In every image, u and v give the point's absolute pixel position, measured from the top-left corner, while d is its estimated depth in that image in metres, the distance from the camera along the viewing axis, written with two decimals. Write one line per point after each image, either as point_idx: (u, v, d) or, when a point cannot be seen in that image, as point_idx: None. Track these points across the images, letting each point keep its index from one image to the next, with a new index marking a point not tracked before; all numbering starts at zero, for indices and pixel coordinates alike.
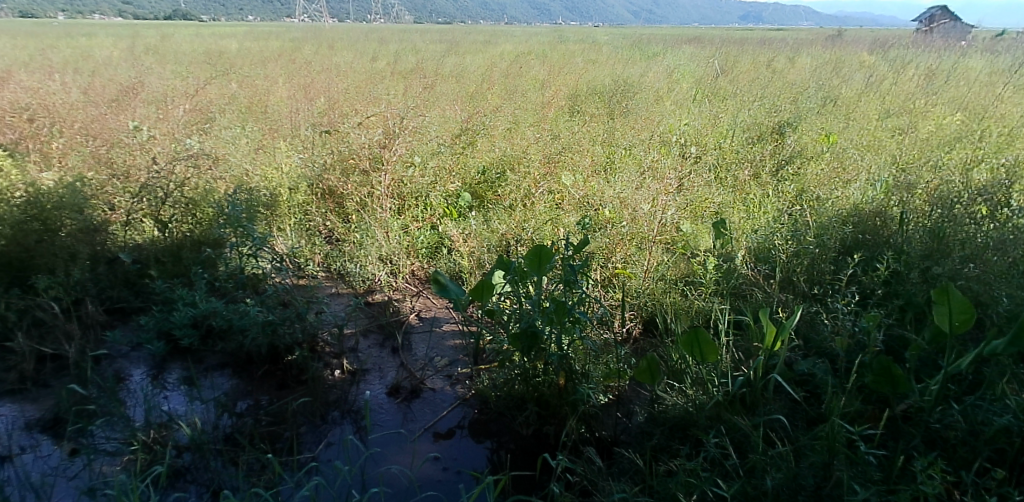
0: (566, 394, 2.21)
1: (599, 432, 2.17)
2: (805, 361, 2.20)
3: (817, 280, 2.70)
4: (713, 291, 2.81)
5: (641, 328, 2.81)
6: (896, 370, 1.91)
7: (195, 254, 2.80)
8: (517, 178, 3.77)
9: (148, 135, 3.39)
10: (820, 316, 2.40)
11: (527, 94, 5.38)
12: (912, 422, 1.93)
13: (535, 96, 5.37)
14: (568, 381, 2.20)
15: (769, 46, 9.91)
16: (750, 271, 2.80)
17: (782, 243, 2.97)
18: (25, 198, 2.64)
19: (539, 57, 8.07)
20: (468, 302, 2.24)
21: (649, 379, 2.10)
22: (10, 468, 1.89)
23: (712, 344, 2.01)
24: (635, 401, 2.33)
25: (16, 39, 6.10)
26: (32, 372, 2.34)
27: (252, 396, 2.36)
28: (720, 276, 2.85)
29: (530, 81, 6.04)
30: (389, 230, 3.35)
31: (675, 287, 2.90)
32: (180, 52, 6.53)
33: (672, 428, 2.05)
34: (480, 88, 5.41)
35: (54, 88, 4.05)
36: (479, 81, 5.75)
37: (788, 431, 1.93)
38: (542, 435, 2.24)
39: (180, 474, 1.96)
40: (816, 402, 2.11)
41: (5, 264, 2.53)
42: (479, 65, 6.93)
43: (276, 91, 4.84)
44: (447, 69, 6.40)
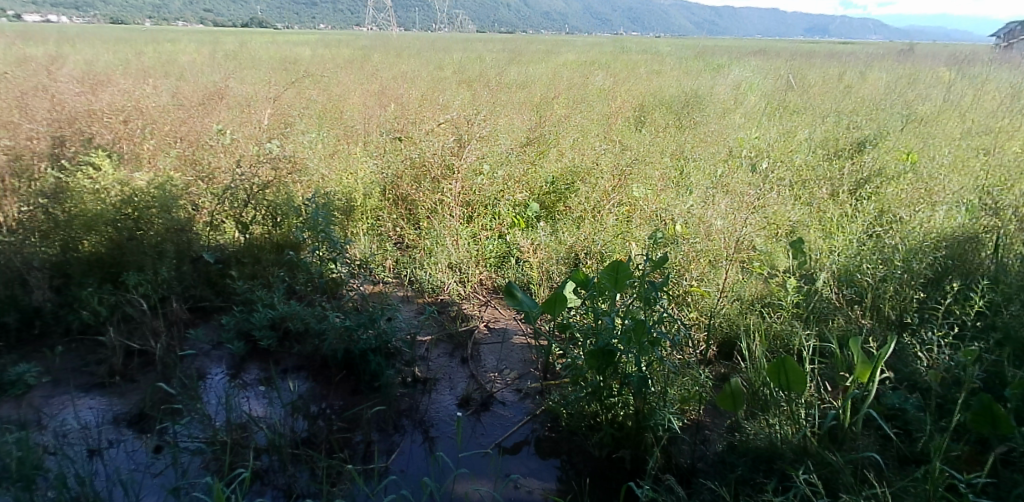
0: (641, 414, 2.17)
1: (677, 459, 2.12)
2: (896, 395, 2.09)
3: (904, 308, 2.63)
4: (794, 315, 2.74)
5: (719, 350, 2.81)
6: (1000, 410, 1.75)
7: (276, 257, 2.88)
8: (587, 189, 3.72)
9: (231, 138, 3.49)
10: (911, 348, 2.31)
11: (594, 105, 5.34)
12: (1003, 465, 1.82)
13: (601, 106, 5.33)
14: (645, 404, 2.17)
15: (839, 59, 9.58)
16: (834, 296, 2.73)
17: (866, 266, 2.83)
18: (120, 196, 2.74)
19: (603, 67, 8.04)
20: (541, 316, 2.35)
21: (730, 405, 2.09)
22: (101, 462, 2.03)
23: (800, 374, 1.97)
24: (709, 427, 2.34)
25: (112, 45, 6.44)
26: (121, 366, 2.46)
27: (326, 400, 2.47)
28: (799, 299, 2.75)
29: (597, 90, 6.01)
30: (458, 237, 3.35)
31: (752, 309, 2.85)
32: (260, 58, 6.78)
33: (755, 459, 1.96)
34: (547, 98, 5.40)
35: (146, 89, 4.24)
36: (546, 91, 5.75)
37: (882, 470, 1.84)
38: (615, 460, 2.24)
39: (259, 476, 2.08)
40: (909, 440, 1.99)
41: (99, 261, 2.64)
42: (545, 74, 6.94)
43: (351, 97, 4.94)
44: (514, 78, 6.42)
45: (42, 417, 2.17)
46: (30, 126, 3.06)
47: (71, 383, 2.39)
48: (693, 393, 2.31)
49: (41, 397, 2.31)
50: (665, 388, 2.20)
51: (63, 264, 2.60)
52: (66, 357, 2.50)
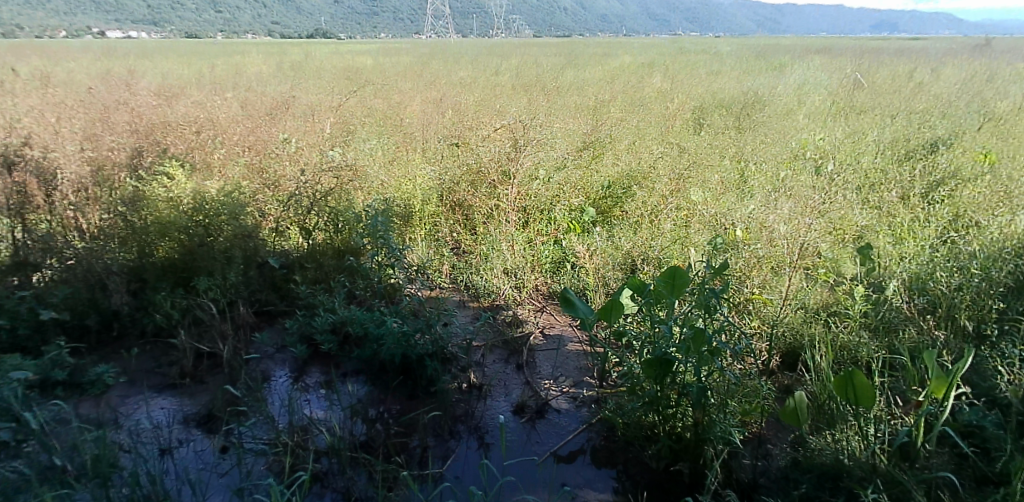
0: (701, 426, 2.11)
1: (738, 474, 2.05)
2: (973, 411, 1.96)
3: (983, 318, 2.48)
4: (863, 325, 2.60)
5: (781, 362, 2.67)
6: None
7: (338, 263, 2.97)
8: (644, 194, 3.66)
9: (296, 147, 3.60)
10: (990, 363, 2.17)
11: (650, 108, 5.25)
12: None
13: (658, 109, 5.25)
14: (705, 416, 2.10)
15: (909, 55, 9.13)
16: (905, 306, 2.57)
17: (939, 275, 2.68)
18: (192, 203, 2.82)
19: (660, 68, 7.92)
20: (597, 323, 2.32)
21: (794, 420, 2.01)
22: (172, 461, 2.13)
23: (868, 388, 1.87)
24: (771, 441, 2.25)
25: (189, 59, 6.79)
26: (191, 368, 2.56)
27: (384, 405, 2.52)
28: (868, 308, 2.62)
29: (653, 92, 5.92)
30: (514, 242, 3.35)
31: (817, 318, 2.74)
32: (323, 68, 7.01)
33: (821, 477, 1.87)
34: (603, 101, 5.36)
35: (217, 99, 4.43)
36: (601, 94, 5.69)
37: (957, 491, 1.72)
38: (674, 473, 2.18)
39: (319, 479, 2.13)
40: (988, 459, 1.84)
41: (172, 266, 2.76)
42: (600, 77, 6.88)
43: (409, 104, 5.03)
44: (569, 82, 6.39)
45: (119, 415, 2.29)
46: (112, 138, 3.23)
47: (145, 383, 2.50)
48: (755, 405, 2.21)
49: (118, 396, 2.43)
50: (725, 399, 2.14)
51: (140, 269, 2.72)
52: (141, 358, 2.62)
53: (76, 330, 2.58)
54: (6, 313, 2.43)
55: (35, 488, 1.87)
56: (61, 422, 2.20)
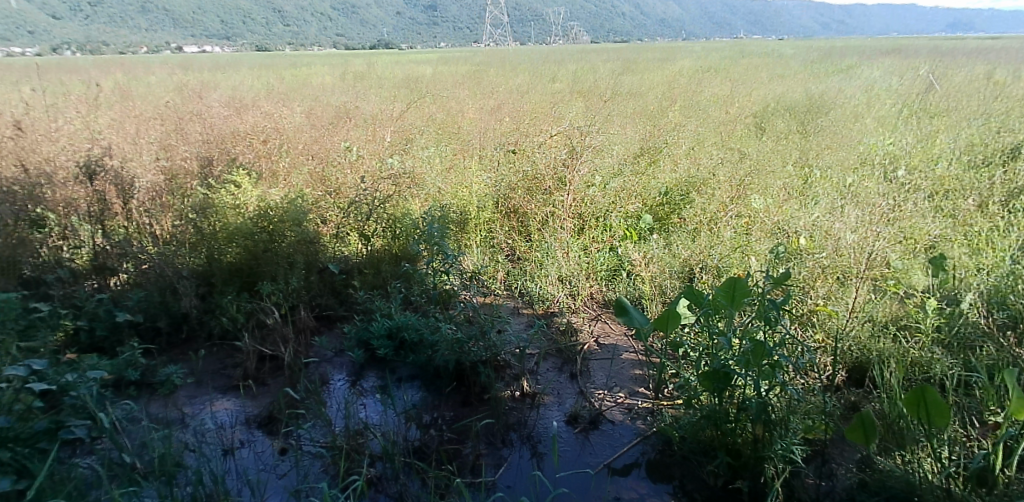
0: (762, 444, 2.05)
1: (801, 495, 1.96)
2: None
3: None
4: (935, 341, 2.48)
5: (848, 377, 2.53)
6: None
7: (394, 269, 3.02)
8: (703, 200, 3.58)
9: (357, 155, 3.69)
10: None
11: (710, 113, 5.16)
12: None
13: (717, 114, 5.14)
14: (766, 432, 2.04)
15: (992, 56, 8.62)
16: (983, 321, 2.43)
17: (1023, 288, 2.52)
18: (256, 211, 2.92)
19: (720, 73, 7.76)
20: (652, 333, 2.30)
21: (862, 438, 1.90)
22: (234, 462, 2.20)
23: (942, 406, 1.76)
24: (836, 460, 2.14)
25: (258, 71, 7.10)
26: (254, 370, 2.64)
27: (437, 411, 2.54)
28: (940, 322, 2.48)
29: (712, 97, 5.81)
30: (569, 249, 3.35)
31: (886, 332, 2.59)
32: (384, 78, 7.19)
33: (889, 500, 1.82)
34: (661, 107, 5.29)
35: (284, 108, 4.60)
36: (659, 99, 5.62)
37: None
38: (732, 491, 2.09)
39: (373, 483, 2.14)
40: None
41: (238, 270, 2.85)
42: (658, 82, 6.79)
43: (466, 111, 5.09)
44: (627, 87, 6.33)
45: (185, 415, 2.38)
46: (185, 148, 3.39)
47: (211, 384, 2.58)
48: (817, 422, 2.14)
49: (185, 396, 2.51)
50: (787, 415, 2.06)
51: (209, 272, 2.83)
52: (208, 359, 2.71)
53: (148, 331, 2.68)
54: (86, 314, 2.57)
55: (108, 485, 1.99)
56: (132, 420, 2.31)
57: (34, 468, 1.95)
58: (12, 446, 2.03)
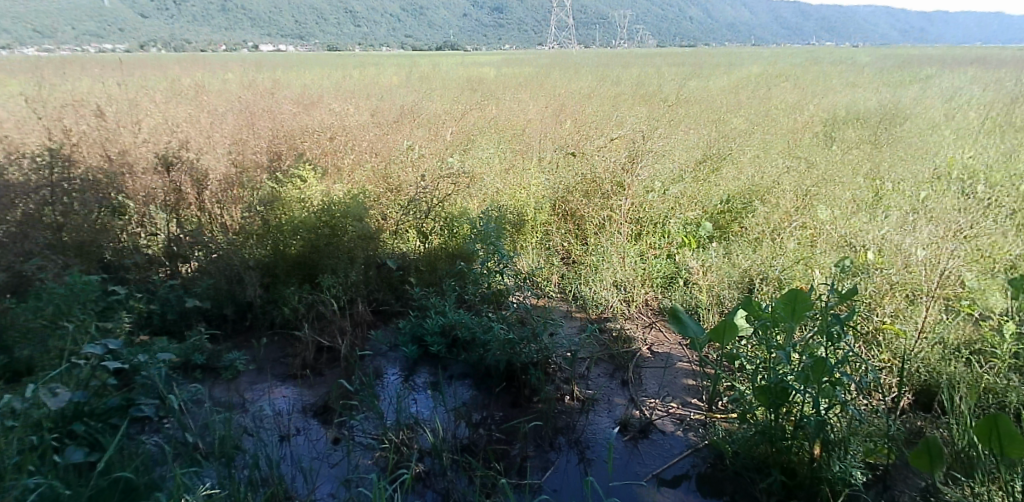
0: (818, 465, 2.02)
1: None
2: None
3: None
4: (1011, 367, 2.31)
5: (914, 401, 2.41)
6: None
7: (449, 267, 3.04)
8: (766, 210, 3.49)
9: (418, 154, 3.76)
10: None
11: (776, 120, 5.02)
12: None
13: (784, 122, 5.00)
14: (824, 452, 2.01)
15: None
16: None
17: None
18: (320, 206, 2.99)
19: (789, 79, 7.54)
20: (708, 343, 2.30)
21: (927, 466, 1.84)
22: (289, 448, 2.28)
23: (1018, 437, 1.68)
24: (899, 487, 2.03)
25: (327, 70, 7.33)
26: (312, 360, 2.72)
27: (487, 410, 2.55)
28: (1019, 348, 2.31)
29: (779, 104, 5.66)
30: (625, 255, 3.29)
31: (957, 356, 2.43)
32: (448, 78, 7.30)
33: None
34: (726, 113, 5.18)
35: (351, 106, 4.72)
36: (724, 105, 5.51)
37: None
38: None
39: (421, 478, 2.18)
40: None
41: (301, 262, 2.95)
42: (724, 87, 6.65)
43: (528, 113, 5.10)
44: (692, 92, 6.23)
45: (245, 400, 2.47)
46: (256, 143, 3.53)
47: (271, 372, 2.67)
48: (880, 446, 2.06)
49: (247, 381, 2.60)
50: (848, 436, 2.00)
51: (273, 264, 2.92)
52: (270, 348, 2.81)
53: (216, 317, 2.80)
54: (158, 299, 2.71)
55: (172, 462, 2.09)
56: (196, 402, 2.41)
57: (105, 443, 2.07)
58: (88, 420, 2.16)
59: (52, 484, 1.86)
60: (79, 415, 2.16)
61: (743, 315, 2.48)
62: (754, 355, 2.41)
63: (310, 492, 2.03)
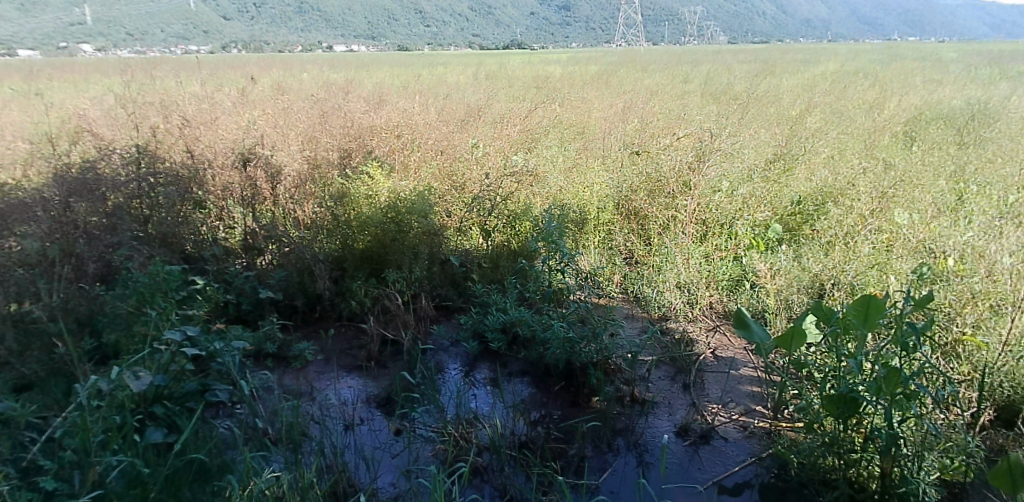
0: (890, 481, 1.93)
1: None
2: None
3: None
4: None
5: (997, 417, 2.28)
6: None
7: (511, 264, 3.11)
8: (839, 213, 3.38)
9: (483, 152, 3.80)
10: None
11: (853, 120, 4.82)
12: None
13: (862, 121, 4.80)
14: (895, 467, 1.93)
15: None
16: None
17: None
18: (387, 202, 3.06)
19: (868, 77, 7.22)
20: (774, 348, 2.24)
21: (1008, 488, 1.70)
22: (353, 437, 2.35)
23: None
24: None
25: (395, 69, 7.50)
26: (377, 352, 2.79)
27: (545, 408, 2.55)
28: None
29: (857, 103, 5.44)
30: (689, 256, 3.24)
31: None
32: (514, 77, 7.34)
33: None
34: (799, 111, 5.01)
35: (419, 102, 4.81)
36: (797, 104, 5.33)
37: None
38: None
39: (478, 472, 2.21)
40: None
41: (369, 257, 3.05)
42: (797, 85, 6.43)
43: (595, 112, 5.06)
44: (763, 90, 6.05)
45: (313, 389, 2.56)
46: (328, 138, 3.63)
47: (337, 362, 2.75)
48: (957, 463, 1.98)
49: (315, 371, 2.69)
50: (922, 452, 1.93)
51: (342, 258, 3.06)
52: (337, 339, 2.90)
53: (286, 308, 2.91)
54: (234, 289, 2.82)
55: (243, 446, 2.19)
56: (267, 389, 2.51)
57: (182, 425, 2.18)
58: (167, 403, 2.28)
59: (133, 462, 1.97)
60: (160, 397, 2.28)
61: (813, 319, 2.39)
62: (823, 363, 2.32)
63: (371, 481, 2.09)
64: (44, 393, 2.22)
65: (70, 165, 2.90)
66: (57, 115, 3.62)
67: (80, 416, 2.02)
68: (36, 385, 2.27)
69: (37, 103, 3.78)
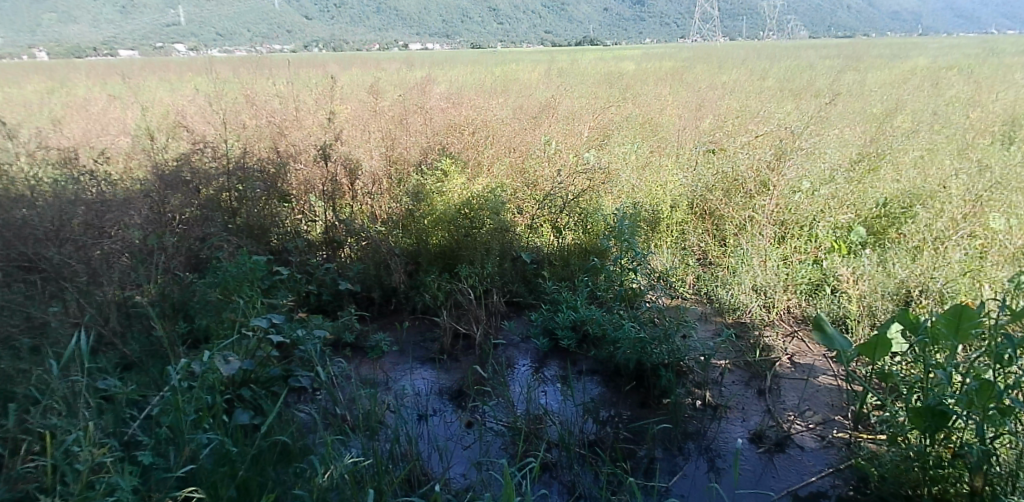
0: (982, 499, 1.83)
1: None
2: None
3: None
4: None
5: None
6: None
7: (582, 262, 3.14)
8: (929, 216, 3.22)
9: (555, 149, 3.84)
10: None
11: (946, 118, 4.57)
12: None
13: (957, 119, 4.53)
14: (987, 486, 1.83)
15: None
16: None
17: None
18: (461, 199, 3.16)
19: (963, 72, 6.80)
20: (856, 357, 2.17)
21: None
22: (426, 427, 2.40)
23: None
24: None
25: (466, 66, 7.61)
26: (449, 345, 2.85)
27: (615, 408, 2.54)
28: None
29: (950, 100, 5.15)
30: (767, 258, 3.16)
31: None
32: (585, 73, 7.31)
33: None
34: (886, 109, 4.79)
35: (492, 98, 4.87)
36: (883, 101, 5.10)
37: None
38: None
39: (548, 468, 2.22)
40: None
41: (442, 252, 3.15)
42: (883, 82, 6.14)
43: (669, 108, 4.97)
44: (846, 87, 5.81)
45: (388, 378, 2.63)
46: (405, 135, 3.73)
47: (411, 354, 2.82)
48: None
49: (390, 362, 2.76)
50: (1016, 471, 1.81)
51: (416, 252, 3.16)
52: (411, 331, 2.98)
53: (364, 300, 3.05)
54: (315, 280, 2.94)
55: (323, 430, 2.26)
56: (344, 377, 2.59)
57: (267, 408, 2.27)
58: (254, 386, 2.39)
59: (221, 440, 2.06)
60: (247, 381, 2.39)
61: (898, 329, 2.32)
62: (909, 374, 2.23)
63: (444, 471, 2.13)
64: (143, 372, 2.35)
65: (168, 160, 3.08)
66: (158, 113, 3.87)
67: (173, 395, 2.13)
68: (135, 364, 2.41)
69: (140, 101, 4.04)
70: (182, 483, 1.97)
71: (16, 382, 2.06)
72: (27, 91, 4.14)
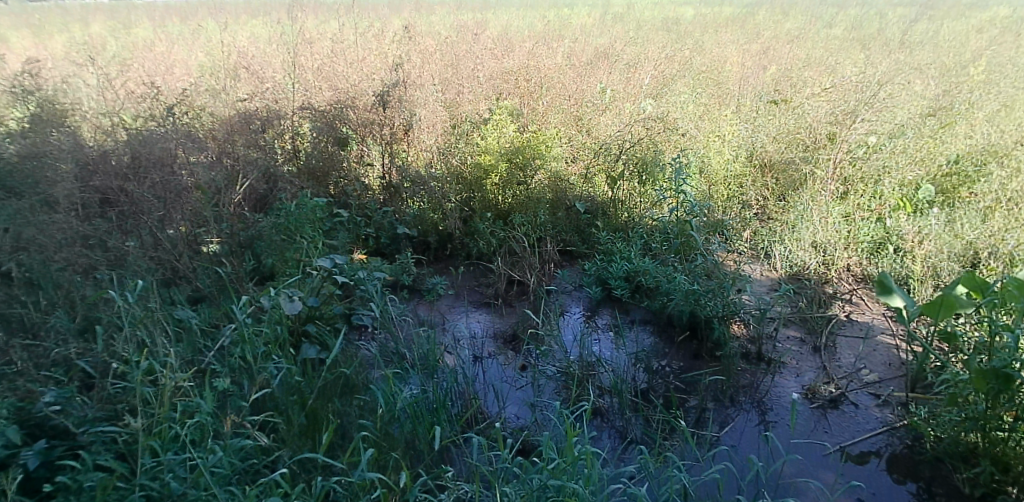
0: None
1: None
2: None
3: None
4: None
5: None
6: None
7: (636, 215, 3.15)
8: (1004, 176, 3.08)
9: (611, 98, 3.84)
10: None
11: None
12: None
13: None
14: None
15: None
16: None
17: None
18: (513, 146, 3.14)
19: None
20: (917, 315, 2.12)
21: None
22: (480, 369, 2.46)
23: None
24: None
25: (517, 11, 7.41)
26: (503, 291, 2.91)
27: (668, 358, 2.55)
28: None
29: None
30: (828, 215, 3.10)
31: None
32: (640, 18, 7.05)
33: None
34: (964, 61, 4.52)
35: (547, 41, 4.78)
36: (961, 52, 4.80)
37: None
38: None
39: (600, 412, 2.26)
40: None
41: (496, 204, 3.20)
42: (961, 32, 5.77)
43: (730, 57, 4.79)
44: (919, 37, 5.49)
45: (444, 321, 2.70)
46: (460, 83, 3.73)
47: (466, 298, 2.90)
48: None
49: (445, 306, 2.83)
50: None
51: (470, 200, 3.21)
52: (466, 276, 3.06)
53: (421, 245, 3.13)
54: (373, 224, 3.08)
55: (384, 366, 2.34)
56: (403, 318, 2.67)
57: (331, 344, 2.35)
58: (318, 322, 2.48)
59: (290, 371, 2.15)
60: (312, 317, 2.48)
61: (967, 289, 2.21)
62: (974, 336, 2.16)
63: (500, 410, 2.20)
64: (214, 306, 2.45)
65: (235, 103, 3.17)
66: (217, 54, 3.91)
67: (242, 329, 2.20)
68: (206, 297, 2.51)
69: (201, 43, 4.11)
70: (255, 409, 2.07)
71: (100, 309, 2.16)
72: (94, 33, 4.27)
